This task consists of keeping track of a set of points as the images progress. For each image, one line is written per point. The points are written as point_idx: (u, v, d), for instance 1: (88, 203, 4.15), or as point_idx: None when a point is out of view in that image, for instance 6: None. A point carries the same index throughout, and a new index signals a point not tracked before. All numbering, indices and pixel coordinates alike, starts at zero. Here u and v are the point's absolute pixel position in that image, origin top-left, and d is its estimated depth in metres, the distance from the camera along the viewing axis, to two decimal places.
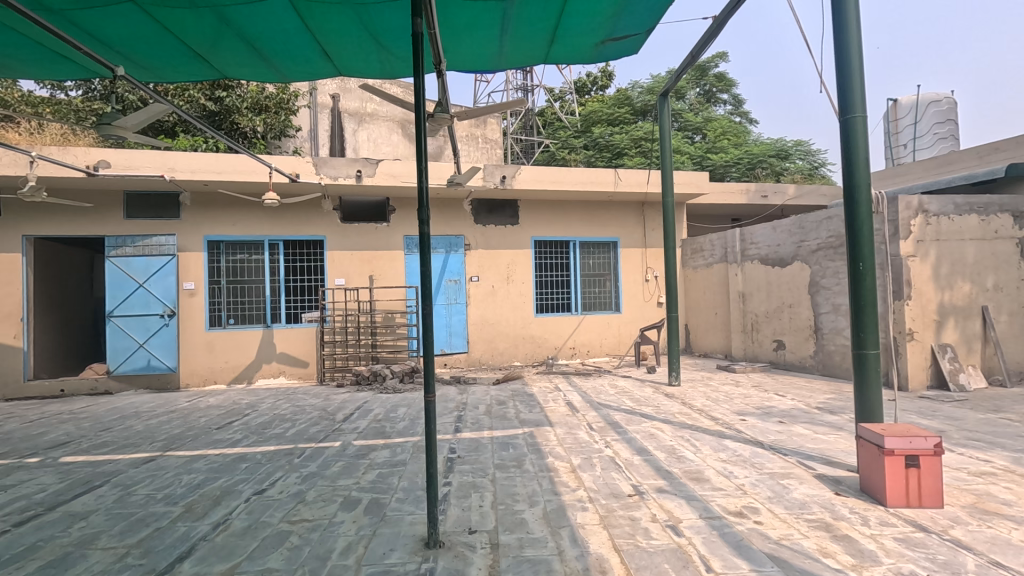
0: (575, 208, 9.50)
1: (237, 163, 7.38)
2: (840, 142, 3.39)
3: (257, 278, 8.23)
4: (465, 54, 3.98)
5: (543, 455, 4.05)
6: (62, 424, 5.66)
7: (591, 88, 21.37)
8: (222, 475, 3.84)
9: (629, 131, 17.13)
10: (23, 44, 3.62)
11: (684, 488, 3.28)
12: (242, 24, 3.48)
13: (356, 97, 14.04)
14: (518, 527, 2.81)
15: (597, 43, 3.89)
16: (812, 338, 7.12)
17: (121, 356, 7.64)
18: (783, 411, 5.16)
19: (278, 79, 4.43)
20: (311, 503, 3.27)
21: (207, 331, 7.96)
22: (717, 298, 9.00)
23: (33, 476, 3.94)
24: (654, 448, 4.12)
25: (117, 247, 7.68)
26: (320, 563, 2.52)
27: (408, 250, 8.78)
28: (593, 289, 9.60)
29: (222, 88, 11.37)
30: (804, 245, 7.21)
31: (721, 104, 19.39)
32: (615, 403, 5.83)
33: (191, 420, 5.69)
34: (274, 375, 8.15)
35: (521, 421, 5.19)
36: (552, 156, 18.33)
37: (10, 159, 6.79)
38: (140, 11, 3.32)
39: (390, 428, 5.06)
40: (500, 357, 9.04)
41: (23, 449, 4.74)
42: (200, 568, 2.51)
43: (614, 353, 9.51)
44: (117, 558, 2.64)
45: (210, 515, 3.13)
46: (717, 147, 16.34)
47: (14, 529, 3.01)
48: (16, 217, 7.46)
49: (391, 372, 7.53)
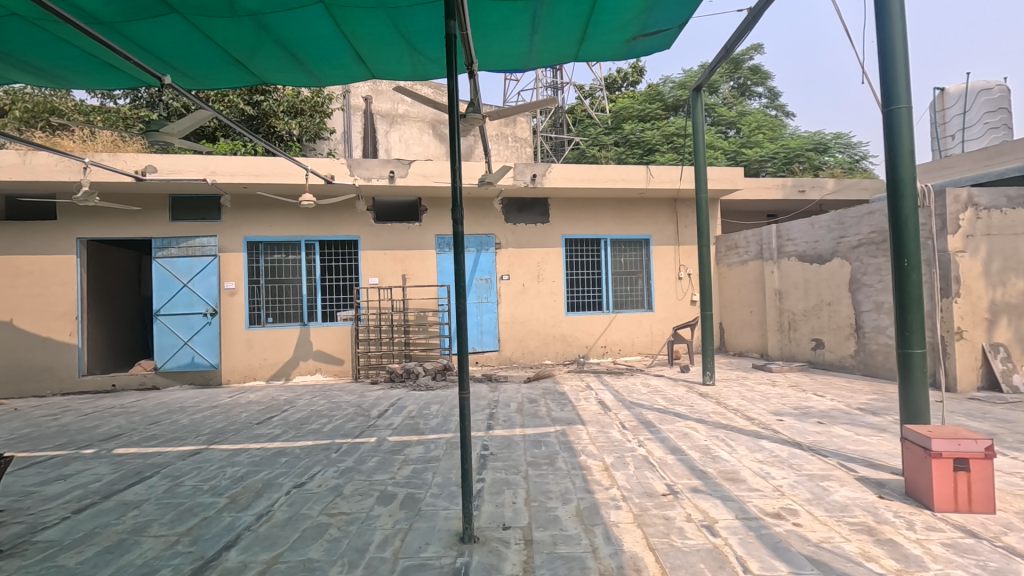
0: (607, 206, 9.43)
1: (275, 167, 7.61)
2: (884, 135, 3.27)
3: (294, 278, 8.44)
4: (496, 54, 4.02)
5: (575, 453, 4.05)
6: (114, 418, 5.93)
7: (622, 84, 21.21)
8: (263, 468, 3.97)
9: (660, 127, 16.89)
10: (77, 56, 3.82)
11: (719, 488, 3.24)
12: (279, 31, 3.59)
13: (388, 99, 14.29)
14: (552, 525, 2.83)
15: (628, 39, 3.86)
16: (852, 337, 6.91)
17: (168, 353, 7.95)
18: (822, 412, 5.03)
19: (312, 84, 4.53)
20: (349, 496, 3.35)
21: (247, 329, 8.22)
22: (753, 295, 8.80)
23: (89, 466, 4.15)
24: (688, 447, 4.08)
25: (164, 248, 7.99)
26: (358, 555, 2.59)
27: (439, 249, 8.88)
28: (624, 287, 9.52)
29: (259, 93, 11.72)
30: (844, 242, 7.00)
31: (755, 97, 18.91)
32: (648, 402, 5.77)
33: (234, 415, 5.90)
34: (311, 372, 8.37)
35: (553, 419, 5.20)
36: (582, 154, 18.23)
37: (65, 165, 7.15)
38: (184, 21, 3.46)
39: (423, 425, 5.14)
40: (531, 356, 9.06)
41: (79, 441, 4.99)
42: (245, 557, 2.60)
43: (646, 351, 9.42)
44: (168, 545, 2.76)
45: (254, 506, 3.25)
46: (751, 142, 16.00)
47: (73, 516, 3.18)
48: (70, 220, 7.84)
49: (424, 370, 7.64)
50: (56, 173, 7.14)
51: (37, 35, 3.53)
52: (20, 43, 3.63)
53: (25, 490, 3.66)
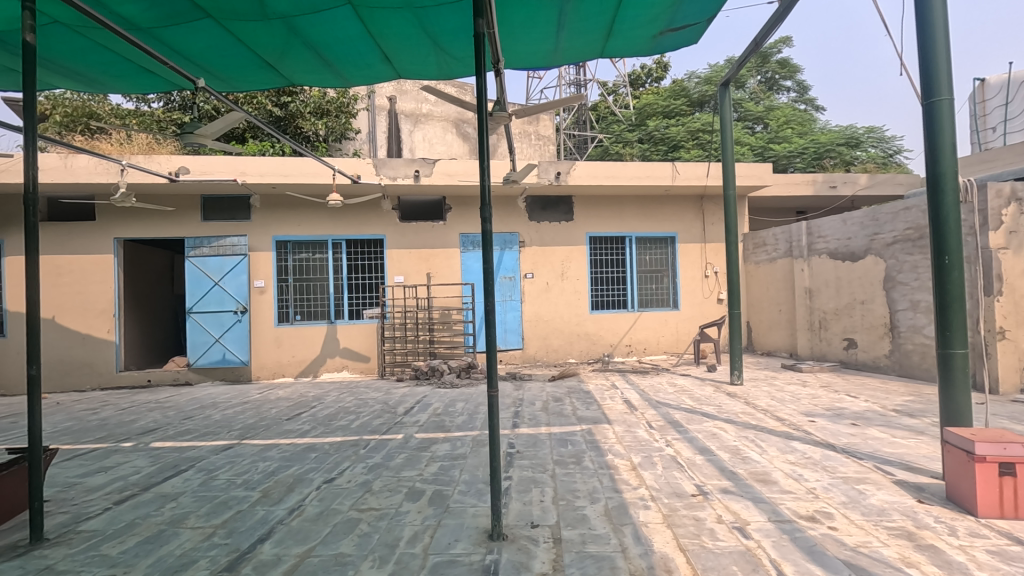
0: (632, 203, 9.35)
1: (302, 167, 7.73)
2: (923, 128, 3.18)
3: (321, 276, 8.57)
4: (522, 52, 4.02)
5: (602, 452, 4.03)
6: (150, 412, 6.12)
7: (646, 80, 21.02)
8: (294, 463, 4.04)
9: (685, 123, 16.65)
10: (115, 62, 3.94)
11: (751, 489, 3.18)
12: (308, 33, 3.64)
13: (412, 98, 14.41)
14: (581, 523, 2.82)
15: (655, 34, 3.81)
16: (887, 337, 6.72)
17: (201, 350, 8.19)
18: (855, 413, 4.91)
19: (339, 85, 4.59)
20: (378, 492, 3.39)
21: (276, 327, 8.36)
22: (782, 294, 8.62)
23: (128, 459, 4.28)
24: (717, 448, 4.01)
25: (196, 248, 8.22)
26: (389, 550, 2.62)
27: (464, 248, 8.91)
28: (649, 285, 9.43)
29: (286, 94, 11.92)
30: (878, 239, 6.81)
31: (784, 92, 18.52)
32: (675, 401, 5.71)
33: (264, 411, 6.02)
34: (338, 369, 8.49)
35: (578, 417, 5.18)
36: (606, 150, 18.12)
37: (103, 167, 7.39)
38: (218, 26, 3.54)
39: (449, 422, 5.17)
40: (555, 354, 9.04)
41: (118, 434, 5.16)
42: (279, 550, 2.66)
43: (672, 350, 9.32)
44: (205, 537, 2.84)
45: (286, 501, 3.31)
46: (780, 137, 15.69)
47: (115, 507, 3.29)
48: (107, 221, 8.10)
49: (448, 368, 7.69)
50: (94, 175, 7.38)
51: (78, 42, 3.65)
52: (61, 50, 3.76)
53: (69, 481, 3.79)
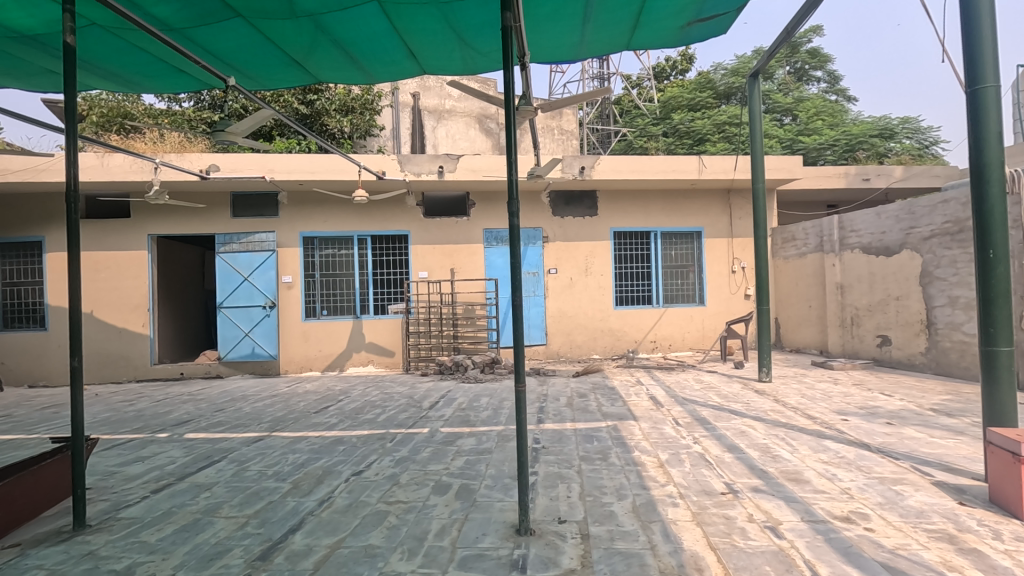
0: (657, 198, 9.23)
1: (329, 164, 7.83)
2: (966, 117, 3.06)
3: (347, 272, 8.68)
4: (547, 46, 4.00)
5: (628, 449, 4.00)
6: (183, 404, 6.28)
7: (670, 73, 20.73)
8: (322, 455, 4.10)
9: (711, 115, 16.37)
10: (149, 62, 4.03)
11: (782, 488, 3.12)
12: (335, 30, 3.68)
13: (436, 94, 14.49)
14: (608, 520, 2.80)
15: (682, 25, 3.74)
16: (923, 334, 6.52)
17: (231, 344, 8.38)
18: (890, 412, 4.77)
19: (365, 82, 4.62)
20: (405, 485, 3.42)
21: (303, 322, 8.50)
22: (812, 289, 8.42)
23: (164, 450, 4.40)
24: (746, 446, 3.95)
25: (226, 244, 8.40)
26: (417, 543, 2.64)
27: (487, 243, 8.91)
28: (675, 281, 9.31)
29: (312, 92, 12.06)
30: (914, 233, 6.60)
31: (814, 82, 18.05)
32: (702, 398, 5.64)
33: (293, 404, 6.14)
34: (363, 364, 8.60)
35: (604, 414, 5.14)
36: (630, 145, 17.93)
37: (138, 166, 7.60)
38: (247, 25, 3.59)
39: (474, 417, 5.19)
40: (579, 350, 9.00)
41: (154, 425, 5.31)
42: (310, 540, 2.70)
43: (698, 347, 9.21)
44: (238, 527, 2.90)
45: (315, 492, 3.37)
46: (809, 129, 15.33)
47: (152, 495, 3.38)
48: (141, 218, 8.33)
49: (472, 363, 7.73)
50: (129, 173, 7.60)
51: (114, 43, 3.74)
52: (98, 51, 3.85)
53: (109, 469, 3.92)
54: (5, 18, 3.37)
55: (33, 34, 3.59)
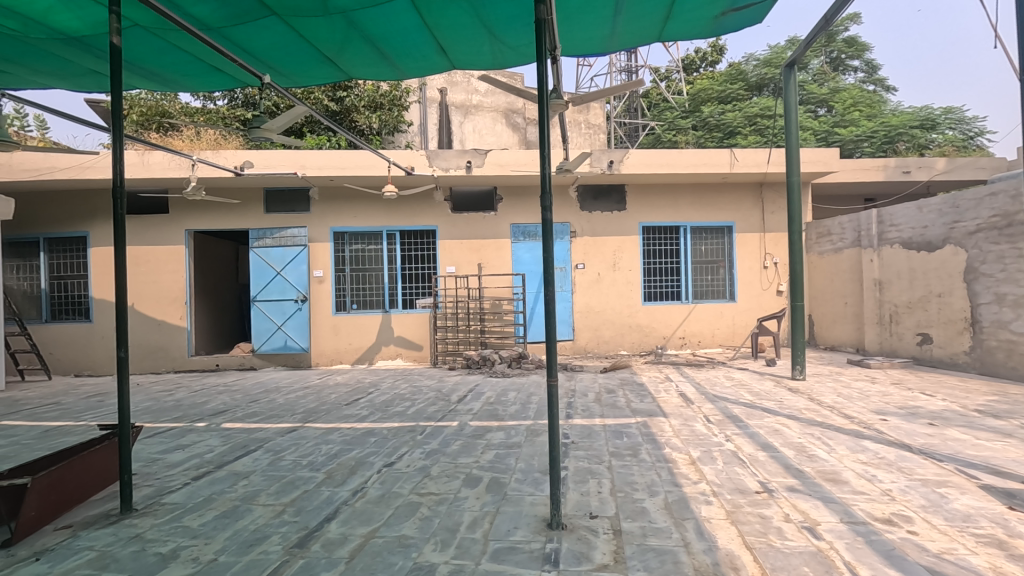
0: (686, 191, 9.09)
1: (359, 159, 7.94)
2: None
3: (376, 266, 8.79)
4: (577, 38, 3.97)
5: (659, 445, 3.96)
6: (219, 395, 6.46)
7: (700, 64, 20.36)
8: (354, 447, 4.17)
9: (742, 108, 16.03)
10: (187, 61, 4.13)
11: (819, 488, 3.05)
12: (367, 27, 3.71)
13: (463, 89, 14.54)
14: (640, 516, 2.78)
15: (716, 15, 3.65)
16: (967, 332, 6.28)
17: (264, 336, 8.55)
18: (932, 413, 4.62)
19: (396, 78, 4.66)
20: (437, 477, 3.46)
21: (333, 315, 8.65)
22: (848, 286, 8.19)
23: (202, 439, 4.54)
24: (781, 445, 3.87)
25: (259, 239, 8.58)
26: (449, 534, 2.66)
27: (515, 238, 8.92)
28: (705, 276, 9.16)
29: (341, 89, 12.20)
30: (958, 227, 6.36)
31: (851, 72, 17.50)
32: (733, 396, 5.54)
33: (324, 396, 6.26)
34: (392, 357, 8.70)
35: (633, 410, 5.11)
36: (658, 138, 17.67)
37: (176, 163, 7.84)
38: (282, 23, 3.65)
39: (502, 411, 5.21)
40: (606, 346, 8.94)
41: (192, 415, 5.48)
42: (345, 529, 2.76)
43: (728, 344, 9.06)
44: (276, 514, 2.97)
45: (349, 482, 3.43)
46: (846, 120, 14.89)
47: (193, 482, 3.50)
48: (179, 214, 8.57)
49: (499, 358, 7.74)
50: (168, 170, 7.84)
51: (155, 44, 3.84)
52: (141, 52, 3.97)
53: (151, 456, 4.06)
54: (54, 21, 3.50)
55: (80, 36, 3.72)
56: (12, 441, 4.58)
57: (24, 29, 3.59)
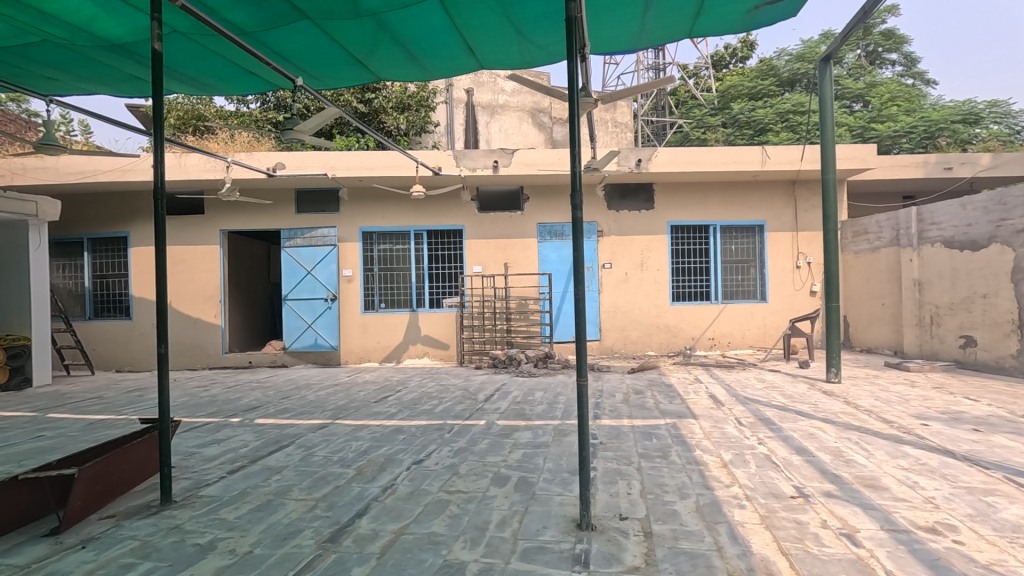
0: (716, 190, 8.93)
1: (388, 160, 8.03)
2: None
3: (404, 266, 8.88)
4: (606, 36, 3.94)
5: (690, 447, 3.90)
6: (252, 391, 6.62)
7: (730, 61, 20.00)
8: (383, 444, 4.22)
9: (774, 104, 15.68)
10: (223, 66, 4.24)
11: (858, 494, 2.96)
12: (397, 28, 3.75)
13: (489, 90, 14.59)
14: (671, 519, 2.74)
15: (749, 10, 3.54)
16: (1015, 335, 6.02)
17: (295, 334, 8.76)
18: (977, 418, 4.44)
19: (424, 79, 4.69)
20: (465, 476, 3.47)
21: (362, 314, 8.76)
22: (886, 286, 7.93)
23: (237, 434, 4.65)
24: (816, 449, 3.77)
25: (291, 239, 8.76)
26: (479, 532, 2.67)
27: (541, 238, 8.90)
28: (735, 276, 8.98)
29: (370, 91, 12.36)
30: (1005, 225, 6.12)
31: (888, 66, 16.97)
32: (765, 398, 5.42)
33: (353, 394, 6.35)
34: (419, 356, 8.79)
35: (662, 411, 5.04)
36: (686, 136, 17.41)
37: (212, 165, 8.06)
38: (314, 26, 3.72)
39: (529, 411, 5.20)
40: (634, 346, 8.85)
41: (227, 410, 5.62)
42: (376, 525, 2.79)
43: (759, 345, 8.88)
44: (308, 509, 3.03)
45: (379, 479, 3.47)
46: (883, 116, 14.43)
47: (228, 476, 3.58)
48: (214, 214, 8.80)
49: (526, 357, 7.73)
50: (204, 171, 8.07)
51: (193, 49, 3.95)
52: (179, 57, 4.08)
53: (189, 450, 4.18)
54: (98, 28, 3.62)
55: (122, 43, 3.84)
56: (59, 433, 4.77)
57: (71, 37, 3.73)
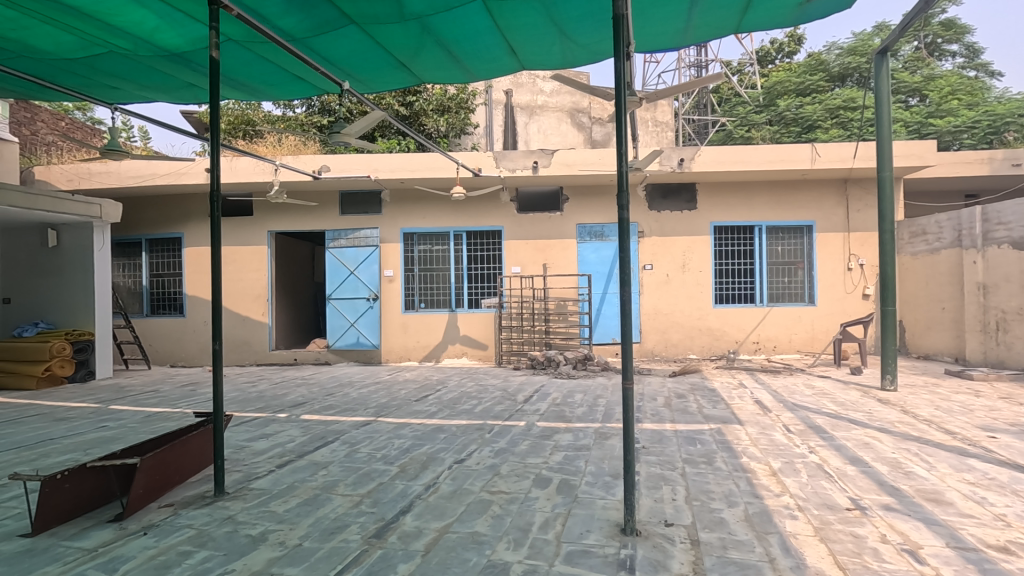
0: (762, 189, 8.67)
1: (429, 162, 8.14)
2: None
3: (443, 266, 8.97)
4: (650, 33, 3.88)
5: (735, 454, 3.79)
6: (298, 388, 6.81)
7: (776, 56, 19.42)
8: (425, 442, 4.27)
9: (823, 100, 15.15)
10: (273, 72, 4.37)
11: (919, 509, 2.82)
12: (440, 31, 3.79)
13: (528, 90, 14.61)
14: (719, 527, 2.67)
15: (800, 2, 3.41)
16: None
17: (338, 333, 8.95)
18: None
19: (466, 81, 4.72)
20: (506, 476, 3.47)
21: (403, 314, 8.90)
22: (946, 290, 7.54)
23: (284, 429, 4.79)
24: (873, 459, 3.60)
25: (335, 240, 8.98)
26: (522, 534, 2.66)
27: (581, 238, 8.84)
28: (782, 278, 8.70)
29: (411, 94, 12.57)
30: None
31: (948, 57, 16.13)
32: (815, 405, 5.22)
33: (395, 392, 6.45)
34: (458, 356, 8.86)
35: (705, 416, 4.93)
36: (729, 135, 17.00)
37: (261, 168, 8.34)
38: (360, 31, 3.80)
39: (569, 413, 5.17)
40: (675, 349, 8.69)
41: (274, 405, 5.80)
42: (420, 523, 2.82)
43: (806, 350, 8.57)
44: (354, 504, 3.09)
45: (421, 477, 3.50)
46: (943, 110, 13.73)
47: (277, 470, 3.69)
48: (263, 216, 9.11)
49: (565, 359, 7.69)
50: (254, 174, 8.35)
51: (245, 57, 4.09)
52: (233, 65, 4.23)
53: (240, 444, 4.33)
54: (159, 39, 3.79)
55: (181, 52, 4.01)
56: (121, 423, 5.02)
57: (134, 48, 3.92)
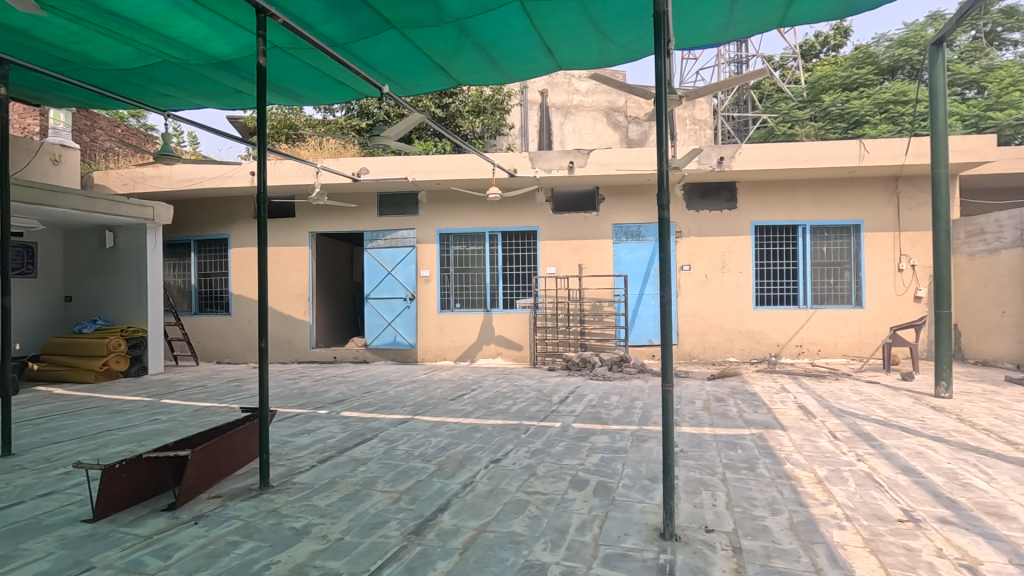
0: (806, 187, 8.41)
1: (465, 163, 8.22)
2: None
3: (478, 266, 9.03)
4: (689, 30, 3.82)
5: (778, 460, 3.68)
6: (337, 385, 6.97)
7: (821, 49, 18.79)
8: (461, 441, 4.31)
9: (871, 95, 14.58)
10: (315, 76, 4.49)
11: (979, 522, 2.68)
12: (477, 32, 3.82)
13: (563, 90, 14.55)
14: (762, 535, 2.60)
15: None
16: None
17: (376, 332, 9.14)
18: None
19: (503, 82, 4.75)
20: (543, 477, 3.47)
21: (438, 314, 9.00)
22: (1007, 292, 7.14)
23: (325, 425, 4.91)
24: (927, 469, 3.44)
25: (373, 240, 9.16)
26: (559, 535, 2.65)
27: (617, 239, 8.75)
28: (827, 280, 8.41)
29: (447, 95, 12.70)
30: None
31: (1009, 46, 15.24)
32: (863, 412, 5.02)
33: (431, 391, 6.53)
34: (493, 356, 8.90)
35: (746, 420, 4.80)
36: (771, 132, 16.53)
37: (303, 171, 8.58)
38: (399, 35, 3.87)
39: (605, 415, 5.12)
40: (713, 351, 8.51)
41: (314, 402, 5.95)
42: (457, 521, 2.84)
43: (853, 354, 8.26)
44: (392, 501, 3.14)
45: (458, 476, 3.53)
46: (1002, 103, 13.07)
47: (318, 465, 3.79)
48: (304, 217, 9.36)
49: (600, 360, 7.64)
50: (297, 177, 8.59)
51: (289, 62, 4.22)
52: (278, 70, 4.36)
53: (283, 439, 4.45)
54: (210, 48, 3.95)
55: (229, 60, 4.16)
56: (171, 417, 5.24)
57: (186, 57, 4.09)
